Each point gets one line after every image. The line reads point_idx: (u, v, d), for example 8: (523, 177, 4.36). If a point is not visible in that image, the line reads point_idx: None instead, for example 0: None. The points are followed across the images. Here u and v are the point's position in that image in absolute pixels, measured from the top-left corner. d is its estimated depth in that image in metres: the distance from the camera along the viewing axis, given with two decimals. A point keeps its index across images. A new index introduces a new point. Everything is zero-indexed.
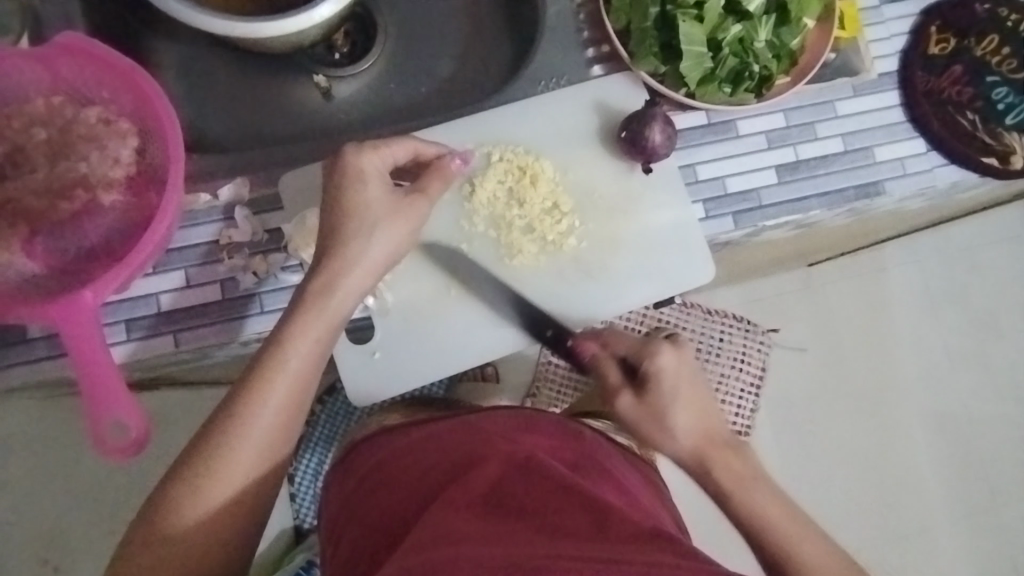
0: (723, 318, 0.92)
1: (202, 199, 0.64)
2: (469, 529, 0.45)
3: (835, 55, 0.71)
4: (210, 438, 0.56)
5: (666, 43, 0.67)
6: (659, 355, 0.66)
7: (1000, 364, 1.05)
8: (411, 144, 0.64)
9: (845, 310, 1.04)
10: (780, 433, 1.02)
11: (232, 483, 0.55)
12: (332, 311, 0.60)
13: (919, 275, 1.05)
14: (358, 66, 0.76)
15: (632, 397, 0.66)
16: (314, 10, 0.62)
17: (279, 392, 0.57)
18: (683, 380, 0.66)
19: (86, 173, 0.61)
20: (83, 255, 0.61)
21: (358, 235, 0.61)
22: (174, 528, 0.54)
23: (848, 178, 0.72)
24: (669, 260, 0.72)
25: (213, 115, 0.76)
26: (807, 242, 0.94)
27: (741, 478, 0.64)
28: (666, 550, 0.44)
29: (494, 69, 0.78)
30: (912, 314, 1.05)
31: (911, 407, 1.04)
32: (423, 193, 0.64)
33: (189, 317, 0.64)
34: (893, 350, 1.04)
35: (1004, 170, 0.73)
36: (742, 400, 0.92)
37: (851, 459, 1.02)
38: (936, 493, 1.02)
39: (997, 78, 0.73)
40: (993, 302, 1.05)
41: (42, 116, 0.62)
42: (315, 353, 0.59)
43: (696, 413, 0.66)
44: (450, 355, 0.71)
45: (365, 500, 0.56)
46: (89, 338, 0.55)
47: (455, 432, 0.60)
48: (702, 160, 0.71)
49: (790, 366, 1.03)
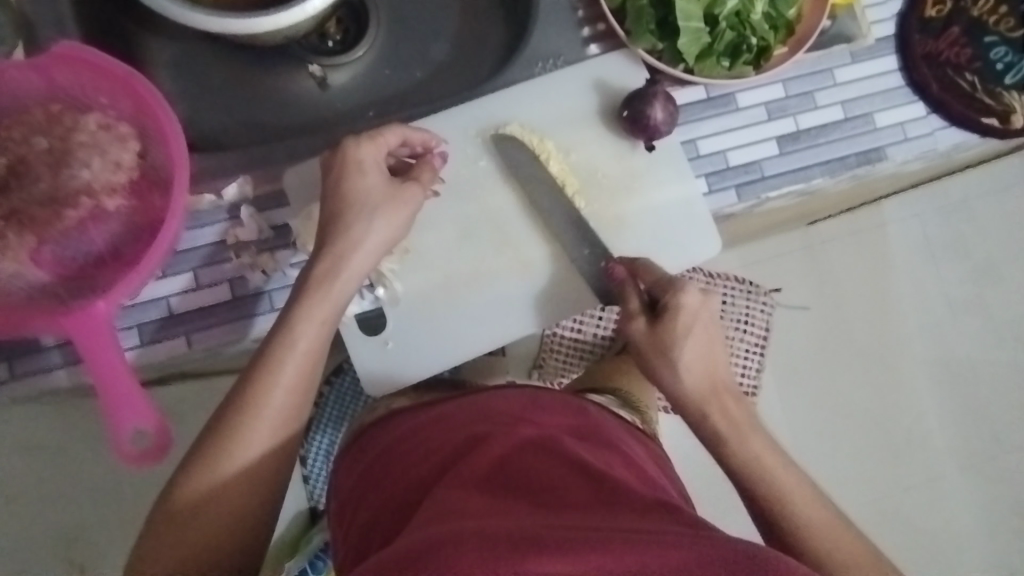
0: (726, 280, 0.93)
1: (206, 200, 0.64)
2: (475, 503, 0.45)
3: (831, 22, 0.70)
4: (221, 423, 0.57)
5: (662, 20, 0.67)
6: (683, 291, 0.63)
7: (1002, 312, 1.05)
8: (401, 131, 0.64)
9: (848, 268, 1.04)
10: (785, 396, 1.02)
11: (242, 466, 0.56)
12: (333, 297, 0.60)
13: (919, 230, 1.05)
14: (353, 54, 0.76)
15: (644, 324, 0.64)
16: (307, 4, 0.62)
17: (288, 372, 0.57)
18: (700, 324, 0.63)
19: (89, 180, 0.61)
20: (93, 261, 0.61)
21: (361, 218, 0.61)
22: (183, 505, 0.55)
23: (849, 146, 0.72)
24: (676, 234, 0.72)
25: (209, 112, 0.75)
26: (813, 206, 0.92)
27: (739, 428, 0.63)
28: (669, 521, 0.45)
29: (488, 50, 0.77)
30: (915, 270, 1.05)
31: (915, 364, 1.04)
32: (414, 180, 0.64)
33: (199, 318, 0.64)
34: (894, 307, 1.04)
35: (1005, 131, 0.72)
36: (747, 363, 0.94)
37: (857, 417, 1.03)
38: (943, 446, 1.03)
39: (995, 38, 0.73)
40: (992, 251, 1.05)
41: (42, 125, 0.61)
42: (322, 334, 0.59)
43: (704, 359, 0.64)
44: (461, 343, 0.71)
45: (377, 480, 0.57)
46: (105, 345, 0.56)
47: (464, 413, 0.60)
48: (703, 135, 0.71)
49: (797, 328, 1.03)
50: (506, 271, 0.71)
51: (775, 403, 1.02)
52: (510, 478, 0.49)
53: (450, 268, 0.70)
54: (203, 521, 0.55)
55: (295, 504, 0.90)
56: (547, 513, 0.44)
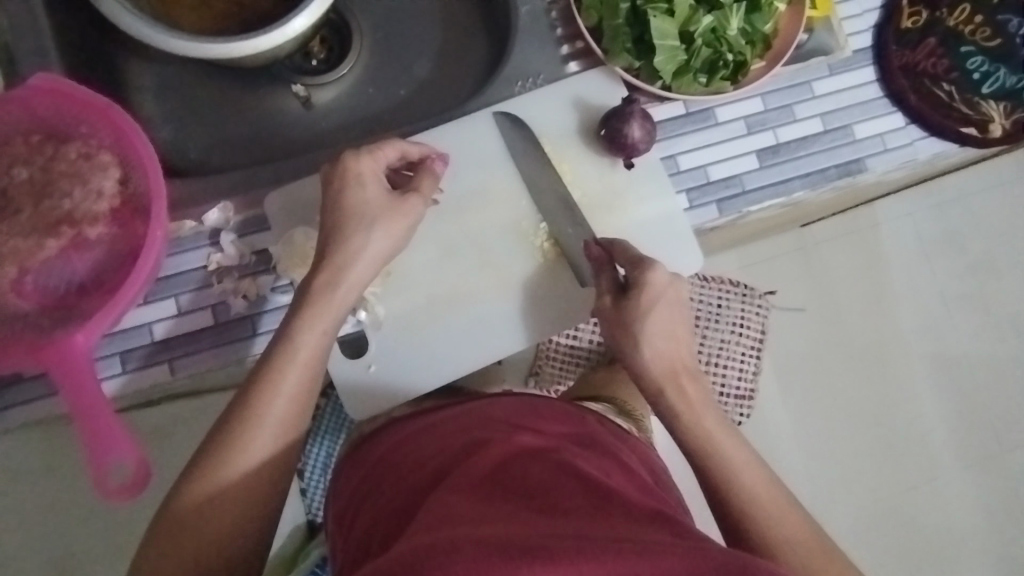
0: (720, 284, 0.90)
1: (188, 226, 0.65)
2: (471, 508, 0.45)
3: (808, 36, 0.71)
4: (221, 435, 0.56)
5: (638, 38, 0.67)
6: (650, 269, 0.63)
7: (1004, 308, 0.95)
8: (399, 146, 0.64)
9: (843, 269, 0.94)
10: (790, 404, 0.94)
11: (239, 475, 0.55)
12: (332, 308, 0.60)
13: (912, 229, 0.94)
14: (337, 72, 0.77)
15: (611, 300, 0.64)
16: (287, 26, 0.62)
17: (290, 383, 0.57)
18: (664, 300, 0.63)
19: (71, 209, 0.61)
20: (75, 289, 0.61)
21: (357, 230, 0.61)
22: (179, 513, 0.54)
23: (829, 158, 0.72)
24: (659, 250, 0.71)
25: (194, 134, 0.76)
26: (816, 207, 0.86)
27: (694, 404, 0.61)
28: (662, 531, 0.45)
29: (472, 67, 0.78)
30: (907, 260, 0.94)
31: (916, 367, 0.94)
32: (416, 192, 0.64)
33: (185, 344, 0.64)
34: (895, 305, 0.94)
35: (984, 140, 0.74)
36: (745, 363, 0.90)
37: (863, 429, 0.94)
38: (949, 458, 0.93)
39: (972, 47, 0.75)
40: (991, 240, 0.94)
41: (23, 156, 0.62)
42: (321, 344, 0.59)
43: (669, 334, 0.63)
44: (445, 363, 0.71)
45: (374, 488, 0.57)
46: (84, 376, 0.57)
47: (467, 420, 0.61)
48: (682, 151, 0.71)
49: (791, 328, 0.94)
50: (486, 291, 0.71)
51: (779, 416, 0.94)
52: (510, 483, 0.49)
53: (432, 289, 0.70)
54: (201, 531, 0.54)
55: (291, 519, 0.85)
56: (547, 517, 0.44)
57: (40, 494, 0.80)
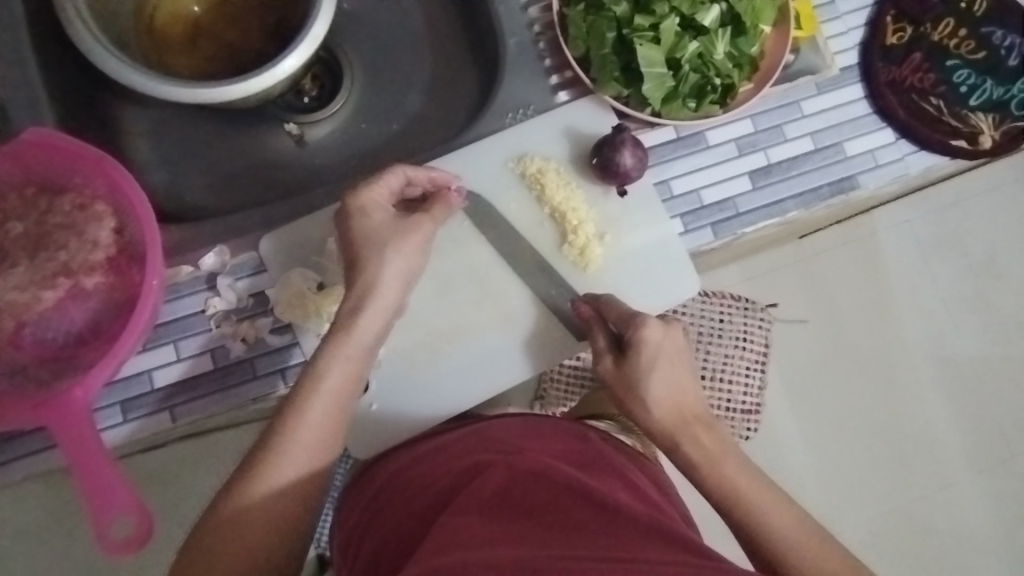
0: (721, 300, 0.88)
1: (185, 271, 0.65)
2: (480, 528, 0.45)
3: (795, 55, 0.72)
4: (249, 463, 0.56)
5: (626, 67, 0.68)
6: (644, 327, 0.63)
7: (1003, 311, 0.93)
8: (403, 172, 0.63)
9: (842, 282, 0.91)
10: (801, 421, 0.91)
11: (266, 507, 0.54)
12: (356, 336, 0.59)
13: (909, 238, 0.91)
14: (330, 108, 0.77)
15: (611, 363, 0.64)
16: (278, 67, 0.62)
17: (316, 411, 0.57)
18: (664, 356, 0.63)
19: (66, 260, 0.62)
20: (73, 341, 0.62)
21: (373, 254, 0.60)
22: (206, 543, 0.53)
23: (822, 177, 0.73)
24: (653, 275, 0.71)
25: (185, 178, 0.76)
26: (815, 221, 0.86)
27: (711, 453, 0.62)
28: (670, 547, 0.45)
29: (463, 100, 0.78)
30: (906, 267, 0.91)
31: (919, 374, 0.92)
32: (423, 211, 0.63)
33: (185, 390, 0.64)
34: (897, 315, 0.92)
35: (975, 151, 0.74)
36: (750, 378, 0.87)
37: (870, 440, 0.91)
38: (959, 470, 0.91)
39: (958, 61, 0.76)
40: (988, 242, 0.92)
41: (18, 210, 0.63)
42: (350, 371, 0.58)
43: (673, 390, 0.63)
44: (444, 400, 0.70)
45: (378, 514, 0.57)
46: (83, 430, 0.56)
47: (469, 439, 0.61)
48: (675, 175, 0.71)
49: (791, 342, 0.92)
50: (487, 324, 0.71)
51: (788, 427, 0.91)
52: (515, 499, 0.49)
53: (432, 326, 0.70)
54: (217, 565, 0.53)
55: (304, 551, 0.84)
56: (556, 537, 0.44)
57: (41, 545, 0.79)
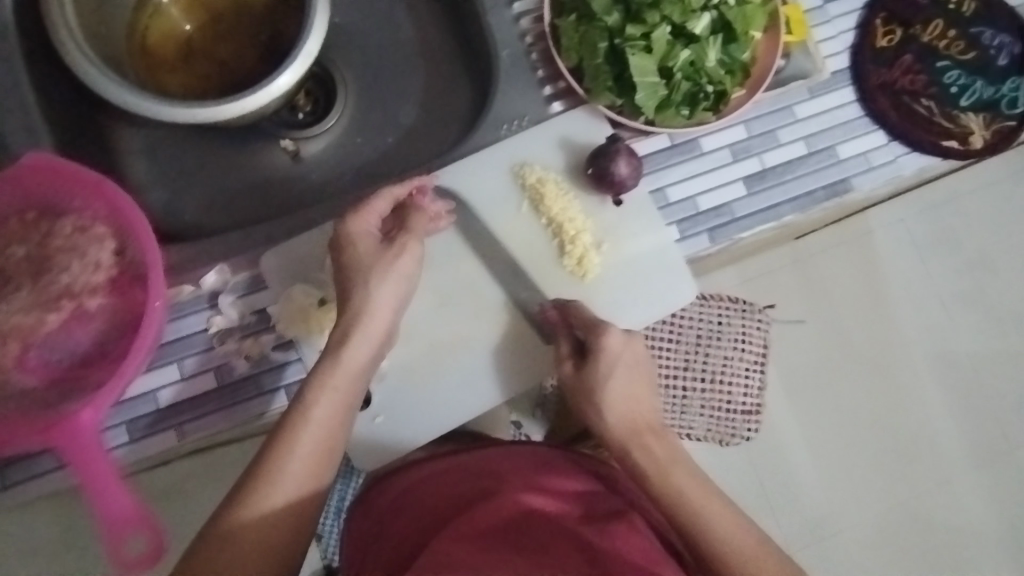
0: (720, 301, 0.88)
1: (186, 290, 0.66)
2: (468, 557, 0.46)
3: (786, 60, 0.72)
4: (234, 496, 0.53)
5: (618, 76, 0.68)
6: (604, 333, 0.63)
7: (1003, 305, 0.92)
8: (389, 195, 0.64)
9: (838, 282, 0.91)
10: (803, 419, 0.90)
11: (256, 541, 0.51)
12: (342, 369, 0.58)
13: (905, 235, 0.91)
14: (325, 123, 0.78)
15: (571, 367, 0.64)
16: (273, 84, 0.63)
17: (306, 444, 0.55)
18: (622, 365, 0.63)
19: (69, 283, 0.63)
20: (79, 362, 0.63)
21: (352, 282, 0.60)
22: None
23: (816, 180, 0.74)
24: (654, 281, 0.72)
25: (181, 198, 0.76)
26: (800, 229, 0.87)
27: (660, 461, 0.58)
28: None
29: (457, 111, 0.79)
30: (902, 266, 0.91)
31: (919, 373, 0.91)
32: (406, 232, 0.62)
33: (191, 408, 0.65)
34: (894, 314, 0.91)
35: (965, 152, 0.75)
36: (749, 379, 0.89)
37: (871, 443, 0.90)
38: (960, 473, 0.90)
39: (948, 61, 0.76)
40: (984, 239, 0.92)
41: (18, 235, 0.63)
42: (338, 405, 0.57)
43: (629, 397, 0.62)
44: (444, 411, 0.71)
45: (380, 536, 0.58)
46: (92, 452, 0.57)
47: (470, 468, 0.61)
48: (671, 182, 0.73)
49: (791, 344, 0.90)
50: (486, 335, 0.71)
51: (789, 430, 0.90)
52: (512, 532, 0.50)
53: (433, 338, 0.71)
54: None
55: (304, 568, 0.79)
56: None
57: None
